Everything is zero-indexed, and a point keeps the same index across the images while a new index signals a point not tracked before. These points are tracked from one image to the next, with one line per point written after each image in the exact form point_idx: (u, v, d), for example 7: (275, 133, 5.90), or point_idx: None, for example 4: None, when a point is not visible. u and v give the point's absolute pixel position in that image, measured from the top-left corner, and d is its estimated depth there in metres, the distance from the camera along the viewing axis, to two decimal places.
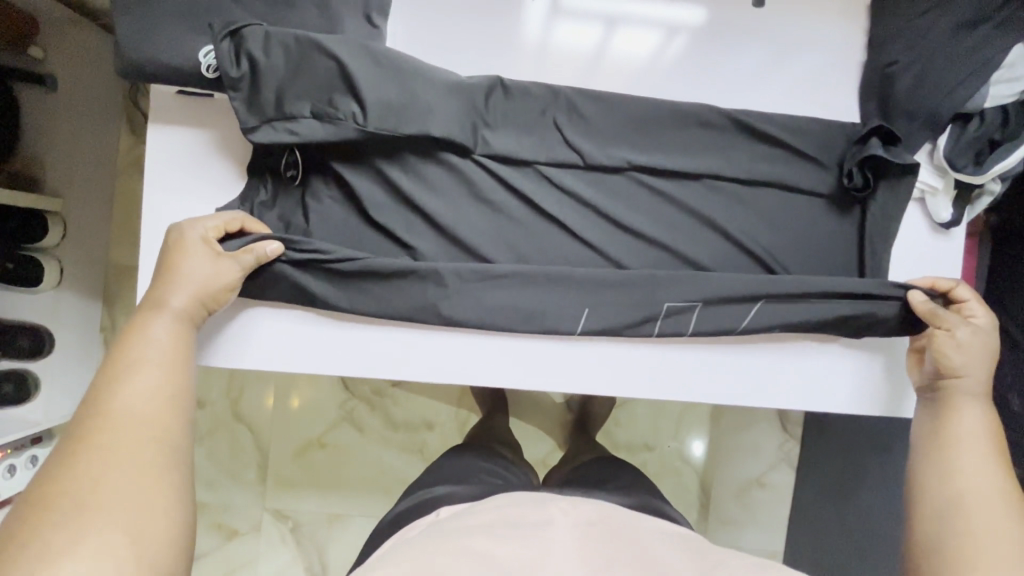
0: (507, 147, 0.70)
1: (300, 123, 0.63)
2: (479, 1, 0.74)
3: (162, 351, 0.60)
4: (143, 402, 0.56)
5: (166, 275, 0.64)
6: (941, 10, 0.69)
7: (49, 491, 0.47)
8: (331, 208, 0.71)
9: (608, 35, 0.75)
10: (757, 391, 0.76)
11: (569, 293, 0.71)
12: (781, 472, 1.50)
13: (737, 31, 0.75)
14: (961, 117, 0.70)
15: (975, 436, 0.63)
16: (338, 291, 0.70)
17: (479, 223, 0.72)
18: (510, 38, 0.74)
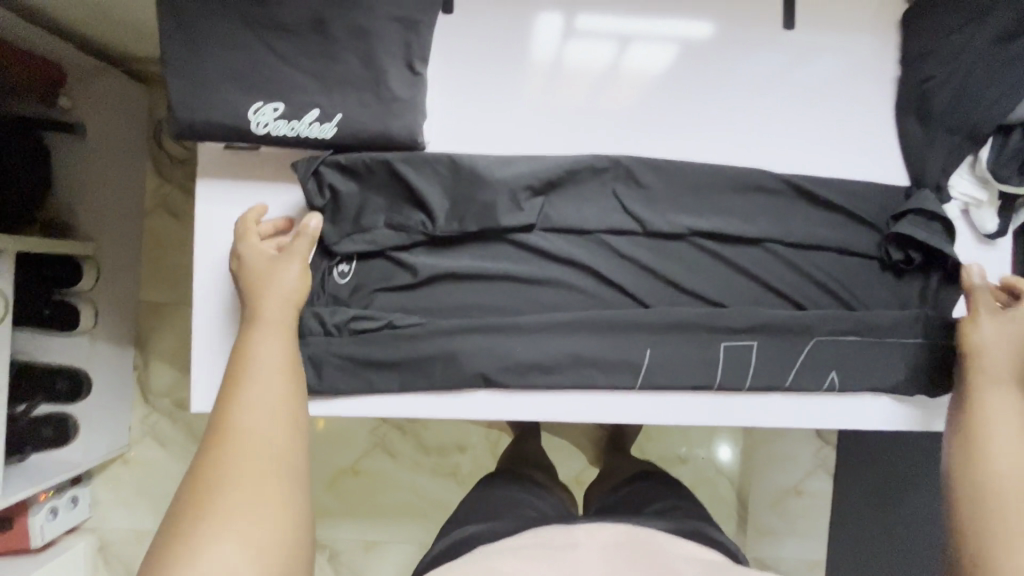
0: (568, 219, 0.72)
1: (375, 233, 0.70)
2: (510, 38, 0.75)
3: (274, 379, 0.60)
4: (258, 419, 0.57)
5: (254, 283, 0.65)
6: (976, 24, 0.69)
7: (189, 496, 0.51)
8: (389, 293, 0.72)
9: (640, 59, 0.75)
10: (813, 415, 0.74)
11: (623, 348, 0.72)
12: (818, 479, 1.49)
13: (767, 51, 0.75)
14: (1004, 129, 0.70)
15: (1008, 420, 0.63)
16: (406, 373, 0.71)
17: (548, 296, 0.73)
18: (541, 71, 0.75)
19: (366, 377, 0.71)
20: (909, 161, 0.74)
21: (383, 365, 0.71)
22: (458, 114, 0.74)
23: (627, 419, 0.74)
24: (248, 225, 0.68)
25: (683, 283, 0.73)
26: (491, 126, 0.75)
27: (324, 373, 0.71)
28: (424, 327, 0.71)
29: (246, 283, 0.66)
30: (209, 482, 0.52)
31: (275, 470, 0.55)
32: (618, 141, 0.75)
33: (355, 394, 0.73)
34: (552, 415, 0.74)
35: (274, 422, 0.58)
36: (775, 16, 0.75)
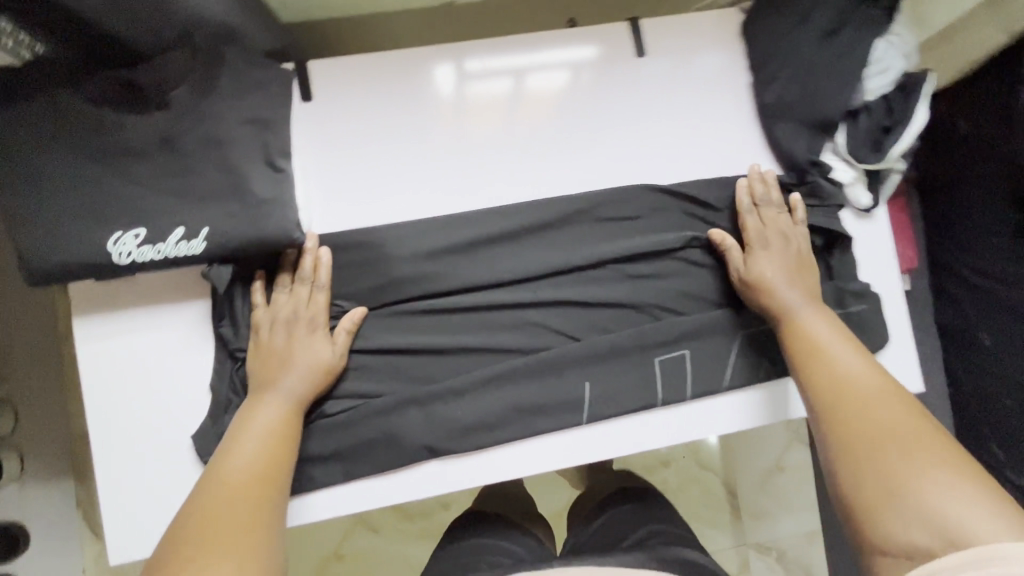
0: (476, 269, 0.71)
1: None
2: (381, 102, 0.73)
3: (268, 428, 0.61)
4: (249, 458, 0.58)
5: (293, 334, 0.65)
6: (807, 22, 0.72)
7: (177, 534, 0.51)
8: None
9: (519, 88, 0.77)
10: (760, 410, 0.74)
11: (558, 390, 0.71)
12: (797, 451, 1.51)
13: (634, 72, 0.78)
14: (851, 113, 0.75)
15: (834, 344, 0.65)
16: (348, 460, 0.68)
17: (478, 352, 0.71)
18: (421, 125, 0.74)
19: (304, 474, 0.67)
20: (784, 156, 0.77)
21: (318, 463, 0.67)
22: (335, 189, 0.71)
23: (586, 458, 0.71)
24: (303, 269, 0.66)
25: (601, 308, 0.73)
26: (373, 198, 0.72)
27: None
28: (358, 409, 0.68)
29: (290, 329, 0.65)
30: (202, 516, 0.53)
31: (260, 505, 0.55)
32: (510, 190, 0.75)
33: (301, 495, 0.68)
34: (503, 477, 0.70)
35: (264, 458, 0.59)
36: (629, 43, 0.78)
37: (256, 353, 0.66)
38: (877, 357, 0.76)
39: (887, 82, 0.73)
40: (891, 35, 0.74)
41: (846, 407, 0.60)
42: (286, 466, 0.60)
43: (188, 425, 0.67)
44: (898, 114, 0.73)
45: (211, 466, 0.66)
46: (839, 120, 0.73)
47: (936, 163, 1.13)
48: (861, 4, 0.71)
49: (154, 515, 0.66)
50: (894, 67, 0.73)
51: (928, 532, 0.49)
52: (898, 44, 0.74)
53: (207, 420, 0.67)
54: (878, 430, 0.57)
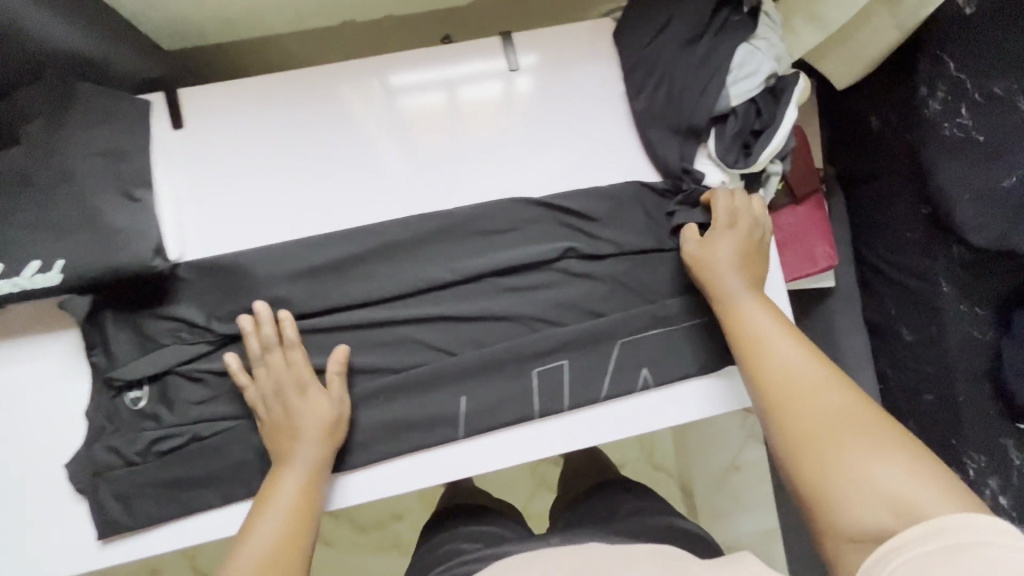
0: (353, 289, 0.72)
1: (161, 348, 0.69)
2: (268, 122, 0.75)
3: (289, 484, 0.64)
4: (273, 515, 0.62)
5: (294, 395, 0.67)
6: (667, 31, 0.74)
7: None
8: (190, 405, 0.69)
9: (453, 99, 0.78)
10: (639, 419, 0.76)
11: (437, 405, 0.72)
12: (751, 449, 1.51)
13: (514, 86, 0.78)
14: (721, 118, 0.74)
15: (770, 330, 0.68)
16: (224, 484, 0.68)
17: (357, 370, 0.72)
18: (306, 144, 0.75)
19: (180, 499, 0.67)
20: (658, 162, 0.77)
21: (193, 488, 0.68)
22: (213, 213, 0.72)
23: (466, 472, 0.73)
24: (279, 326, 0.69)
25: (477, 322, 0.74)
26: (253, 220, 0.73)
27: (129, 507, 0.67)
28: (232, 431, 0.69)
29: (290, 389, 0.67)
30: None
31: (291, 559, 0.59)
32: (387, 205, 0.76)
33: (175, 520, 0.68)
34: (411, 487, 0.72)
35: (293, 512, 0.63)
36: (503, 56, 0.78)
37: (263, 425, 0.68)
38: None
39: (755, 85, 0.73)
40: (758, 37, 0.73)
41: (791, 403, 0.62)
42: (314, 513, 0.64)
43: (63, 455, 0.68)
44: (767, 117, 0.74)
45: (84, 495, 0.67)
46: (706, 127, 0.74)
47: (863, 162, 1.16)
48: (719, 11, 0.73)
49: (31, 547, 0.67)
50: (762, 70, 0.72)
51: (892, 514, 0.52)
52: (766, 44, 0.73)
53: (80, 448, 0.67)
54: (821, 422, 0.59)
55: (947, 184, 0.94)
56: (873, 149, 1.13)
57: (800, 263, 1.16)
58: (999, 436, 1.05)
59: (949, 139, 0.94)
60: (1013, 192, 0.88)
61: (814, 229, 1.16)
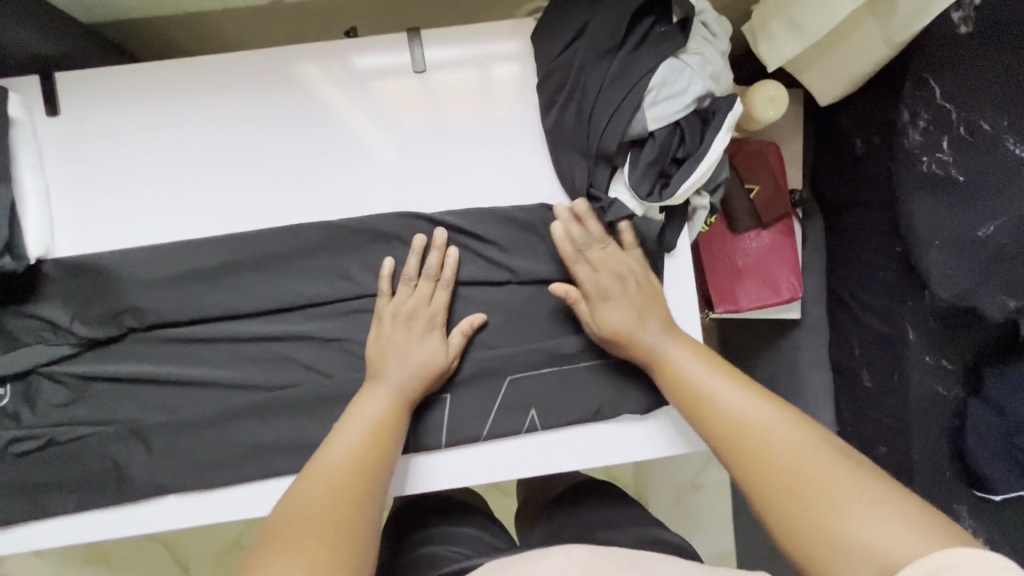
0: (227, 298, 0.68)
1: (23, 349, 0.67)
2: (161, 111, 0.70)
3: (364, 418, 0.60)
4: (353, 446, 0.57)
5: (416, 327, 0.66)
6: (580, 41, 0.67)
7: (291, 521, 0.50)
8: (48, 408, 0.67)
9: (426, 80, 0.72)
10: (525, 462, 0.69)
11: (304, 430, 0.67)
12: (714, 470, 1.41)
13: (428, 82, 0.72)
14: (638, 142, 0.67)
15: (701, 373, 0.62)
16: (79, 490, 0.66)
17: (224, 385, 0.68)
18: (198, 136, 0.70)
19: (34, 501, 0.66)
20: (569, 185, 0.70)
21: (47, 492, 0.66)
22: (90, 208, 0.69)
23: None
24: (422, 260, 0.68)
25: (356, 344, 0.69)
26: (132, 218, 0.69)
27: None
28: (88, 438, 0.67)
29: (425, 321, 0.66)
30: (324, 500, 0.52)
31: (361, 490, 0.54)
32: (269, 209, 0.70)
33: (28, 523, 0.67)
34: None
35: (374, 443, 0.59)
36: (409, 54, 0.72)
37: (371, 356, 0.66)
38: (660, 411, 0.70)
39: (679, 108, 0.65)
40: (686, 54, 0.66)
41: (756, 461, 0.54)
42: (394, 446, 0.60)
43: None
44: (692, 145, 0.66)
45: None
46: (617, 152, 0.67)
47: (843, 188, 1.06)
48: (634, 30, 0.67)
49: None
50: (690, 91, 0.65)
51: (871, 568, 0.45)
52: (695, 63, 0.65)
53: None
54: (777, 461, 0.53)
55: (918, 226, 0.83)
56: (856, 174, 1.02)
57: (764, 292, 1.06)
58: (956, 501, 0.96)
59: (926, 175, 0.83)
60: (988, 243, 0.77)
61: (780, 257, 1.06)
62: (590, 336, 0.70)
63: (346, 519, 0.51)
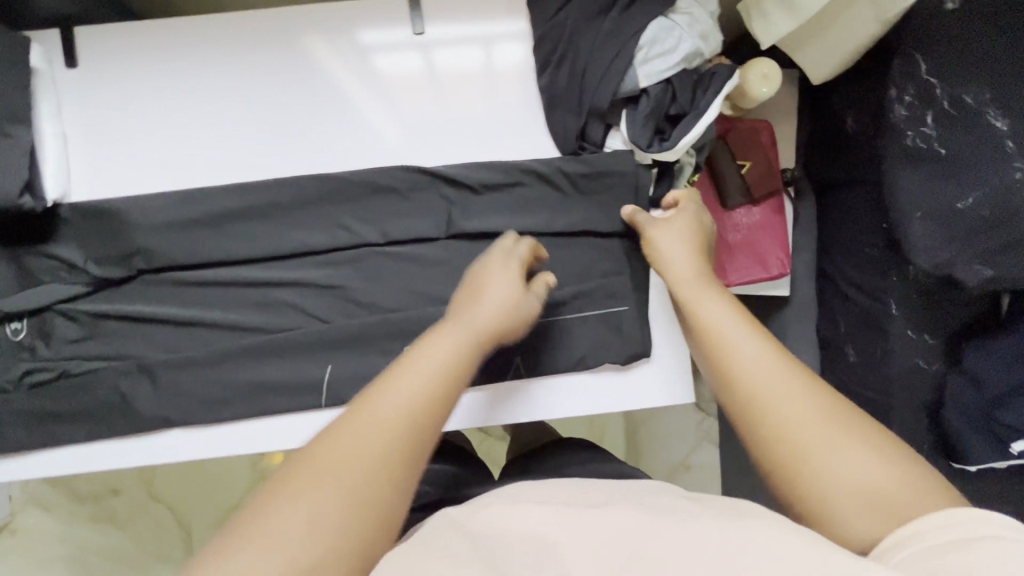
0: (232, 245, 0.72)
1: (39, 286, 0.71)
2: (174, 66, 0.74)
3: (429, 357, 0.52)
4: (407, 388, 0.49)
5: (501, 274, 0.64)
6: (572, 4, 0.70)
7: (317, 458, 0.45)
8: (62, 344, 0.71)
9: (427, 59, 0.75)
10: (508, 409, 0.73)
11: (302, 370, 0.71)
12: (705, 449, 1.43)
13: (426, 45, 0.75)
14: (633, 99, 0.70)
15: (723, 322, 0.57)
16: (89, 421, 0.70)
17: (227, 326, 0.72)
18: (207, 92, 0.74)
19: (48, 430, 0.70)
20: (565, 143, 0.73)
21: (59, 422, 0.70)
22: (102, 157, 0.73)
23: None
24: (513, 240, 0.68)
25: (353, 291, 0.72)
26: (144, 167, 0.73)
27: None
28: (98, 372, 0.71)
29: (511, 270, 0.64)
30: (355, 437, 0.46)
31: (401, 441, 0.47)
32: (272, 164, 0.74)
33: (41, 451, 0.71)
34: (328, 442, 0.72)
35: (434, 387, 0.50)
36: (409, 20, 0.74)
37: (459, 300, 0.61)
38: (640, 363, 0.74)
39: (668, 65, 0.67)
40: (676, 13, 0.68)
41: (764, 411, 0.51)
42: (458, 395, 0.52)
43: None
44: (684, 103, 0.69)
45: None
46: (611, 109, 0.70)
47: (833, 168, 1.08)
48: None
49: None
50: (680, 48, 0.67)
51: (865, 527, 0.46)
52: (685, 22, 0.68)
53: None
54: (786, 413, 0.50)
55: (901, 199, 0.84)
56: (846, 153, 1.04)
57: (752, 267, 1.09)
58: None
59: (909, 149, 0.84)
60: (967, 215, 0.79)
61: (769, 233, 1.09)
62: (574, 290, 0.73)
63: (378, 465, 0.45)
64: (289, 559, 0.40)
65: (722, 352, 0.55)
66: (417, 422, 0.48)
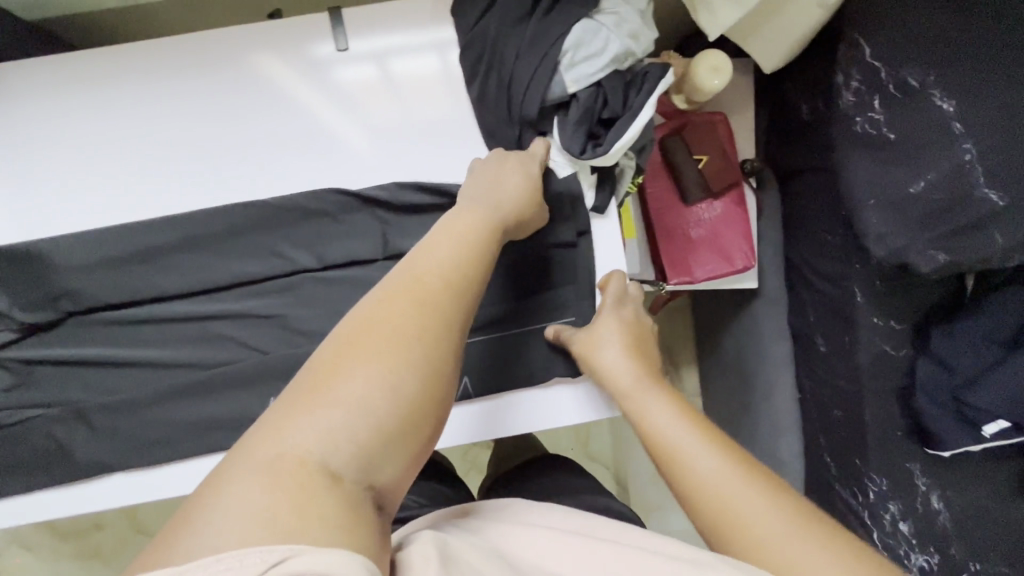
0: (164, 279, 0.70)
1: None
2: (94, 99, 0.72)
3: (457, 236, 0.55)
4: (443, 262, 0.53)
5: (513, 166, 0.66)
6: (493, 11, 0.68)
7: (368, 326, 0.47)
8: None
9: (354, 70, 0.72)
10: (461, 430, 0.72)
11: (243, 405, 0.69)
12: None
13: (352, 59, 0.73)
14: (564, 105, 0.68)
15: (669, 425, 0.60)
16: (26, 472, 0.68)
17: (165, 364, 0.70)
18: (130, 123, 0.72)
19: None
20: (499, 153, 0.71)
21: None
22: (24, 198, 0.71)
23: None
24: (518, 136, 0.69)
25: (291, 320, 0.70)
26: (68, 205, 0.71)
27: None
28: (34, 421, 0.69)
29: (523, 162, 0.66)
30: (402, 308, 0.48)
31: (446, 305, 0.50)
32: (201, 194, 0.72)
33: None
34: None
35: (467, 261, 0.54)
36: (333, 35, 0.72)
37: (476, 186, 0.63)
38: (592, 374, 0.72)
39: (596, 68, 0.65)
40: (602, 14, 0.66)
41: (719, 514, 0.52)
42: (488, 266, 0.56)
43: None
44: (617, 106, 0.66)
45: None
46: (542, 117, 0.68)
47: (792, 156, 1.06)
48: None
49: None
50: (608, 50, 0.65)
51: None
52: (612, 22, 0.66)
53: None
54: (739, 516, 0.51)
55: (854, 187, 0.84)
56: (802, 140, 1.02)
57: (717, 262, 1.07)
58: (908, 461, 0.97)
59: (860, 135, 0.84)
60: (919, 200, 0.77)
61: (732, 226, 1.07)
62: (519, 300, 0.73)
63: (431, 328, 0.48)
64: (349, 435, 0.42)
65: (672, 457, 0.58)
66: (459, 292, 0.51)
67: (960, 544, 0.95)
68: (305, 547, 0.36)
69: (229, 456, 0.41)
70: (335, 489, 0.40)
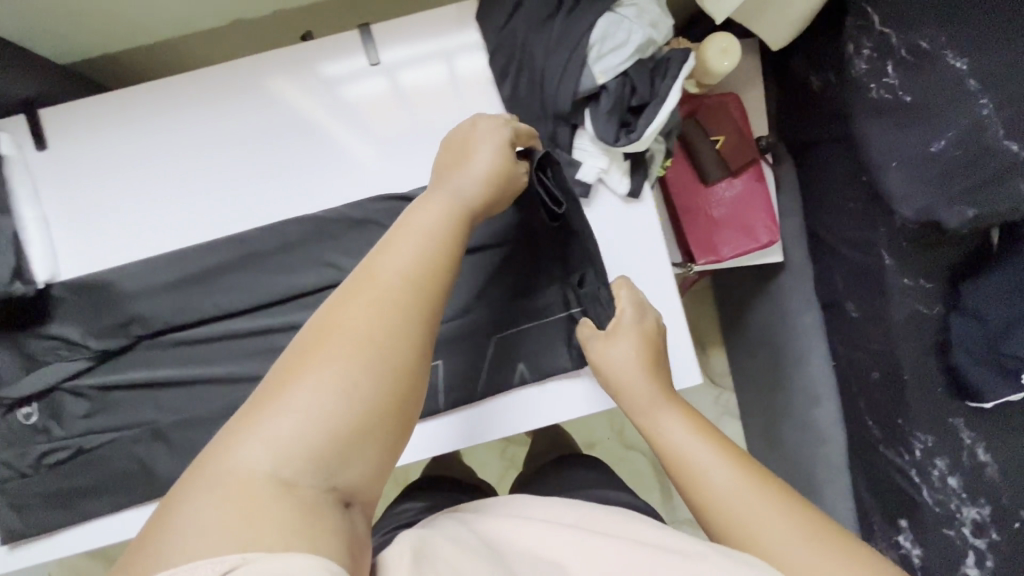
0: (225, 297, 0.73)
1: (43, 367, 0.72)
2: (140, 132, 0.75)
3: (417, 237, 0.53)
4: (402, 264, 0.50)
5: (478, 152, 0.64)
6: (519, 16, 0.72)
7: (326, 333, 0.46)
8: (73, 420, 0.72)
9: (384, 81, 0.75)
10: (515, 416, 0.76)
11: None
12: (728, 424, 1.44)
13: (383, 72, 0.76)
14: (594, 97, 0.71)
15: (686, 442, 0.63)
16: (110, 493, 0.71)
17: (231, 378, 0.73)
18: (178, 151, 0.75)
19: (72, 507, 0.71)
20: None
21: (81, 498, 0.71)
22: (86, 232, 0.74)
23: None
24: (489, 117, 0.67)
25: None
26: (126, 235, 0.74)
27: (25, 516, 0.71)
28: (114, 443, 0.72)
29: (495, 145, 0.64)
30: (361, 316, 0.47)
31: (405, 313, 0.48)
32: (248, 214, 0.75)
33: (70, 529, 0.72)
34: None
35: (432, 263, 0.52)
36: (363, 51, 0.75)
37: (442, 173, 0.63)
38: None
39: (623, 58, 0.68)
40: (623, 7, 0.69)
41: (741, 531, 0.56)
42: (454, 264, 0.54)
43: None
44: (644, 92, 0.69)
45: None
46: (574, 110, 0.71)
47: (807, 127, 1.08)
48: None
49: None
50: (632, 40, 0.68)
51: None
52: (633, 14, 0.69)
53: None
54: (759, 533, 0.55)
55: (875, 153, 0.86)
56: (816, 111, 1.04)
57: (740, 239, 1.09)
58: (949, 416, 0.98)
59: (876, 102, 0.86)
60: (940, 158, 0.78)
61: (751, 202, 1.10)
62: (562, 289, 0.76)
63: (387, 338, 0.47)
64: (296, 450, 0.42)
65: (691, 473, 0.61)
66: (423, 296, 0.50)
67: (1008, 494, 0.96)
68: (257, 554, 0.37)
69: (196, 459, 0.43)
70: (289, 498, 0.41)
